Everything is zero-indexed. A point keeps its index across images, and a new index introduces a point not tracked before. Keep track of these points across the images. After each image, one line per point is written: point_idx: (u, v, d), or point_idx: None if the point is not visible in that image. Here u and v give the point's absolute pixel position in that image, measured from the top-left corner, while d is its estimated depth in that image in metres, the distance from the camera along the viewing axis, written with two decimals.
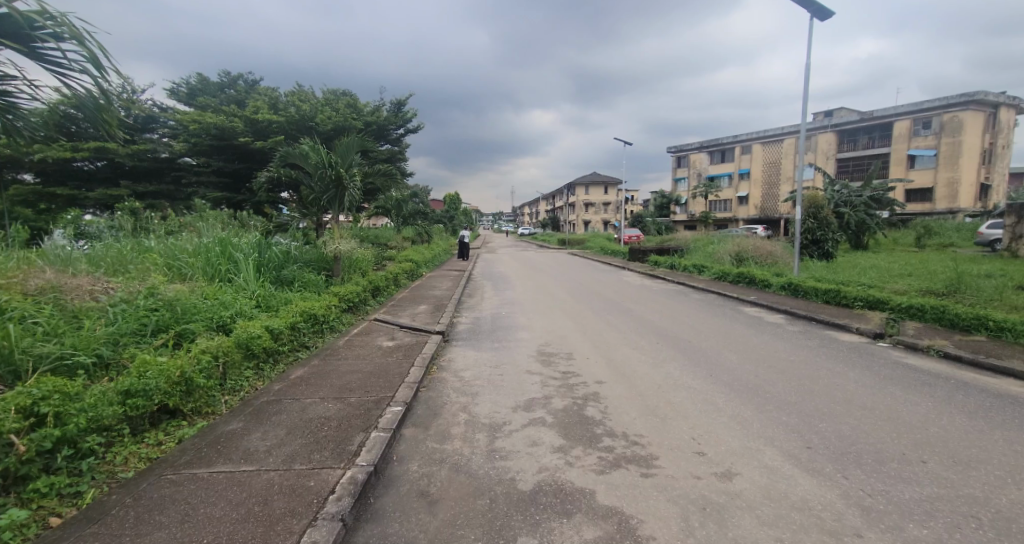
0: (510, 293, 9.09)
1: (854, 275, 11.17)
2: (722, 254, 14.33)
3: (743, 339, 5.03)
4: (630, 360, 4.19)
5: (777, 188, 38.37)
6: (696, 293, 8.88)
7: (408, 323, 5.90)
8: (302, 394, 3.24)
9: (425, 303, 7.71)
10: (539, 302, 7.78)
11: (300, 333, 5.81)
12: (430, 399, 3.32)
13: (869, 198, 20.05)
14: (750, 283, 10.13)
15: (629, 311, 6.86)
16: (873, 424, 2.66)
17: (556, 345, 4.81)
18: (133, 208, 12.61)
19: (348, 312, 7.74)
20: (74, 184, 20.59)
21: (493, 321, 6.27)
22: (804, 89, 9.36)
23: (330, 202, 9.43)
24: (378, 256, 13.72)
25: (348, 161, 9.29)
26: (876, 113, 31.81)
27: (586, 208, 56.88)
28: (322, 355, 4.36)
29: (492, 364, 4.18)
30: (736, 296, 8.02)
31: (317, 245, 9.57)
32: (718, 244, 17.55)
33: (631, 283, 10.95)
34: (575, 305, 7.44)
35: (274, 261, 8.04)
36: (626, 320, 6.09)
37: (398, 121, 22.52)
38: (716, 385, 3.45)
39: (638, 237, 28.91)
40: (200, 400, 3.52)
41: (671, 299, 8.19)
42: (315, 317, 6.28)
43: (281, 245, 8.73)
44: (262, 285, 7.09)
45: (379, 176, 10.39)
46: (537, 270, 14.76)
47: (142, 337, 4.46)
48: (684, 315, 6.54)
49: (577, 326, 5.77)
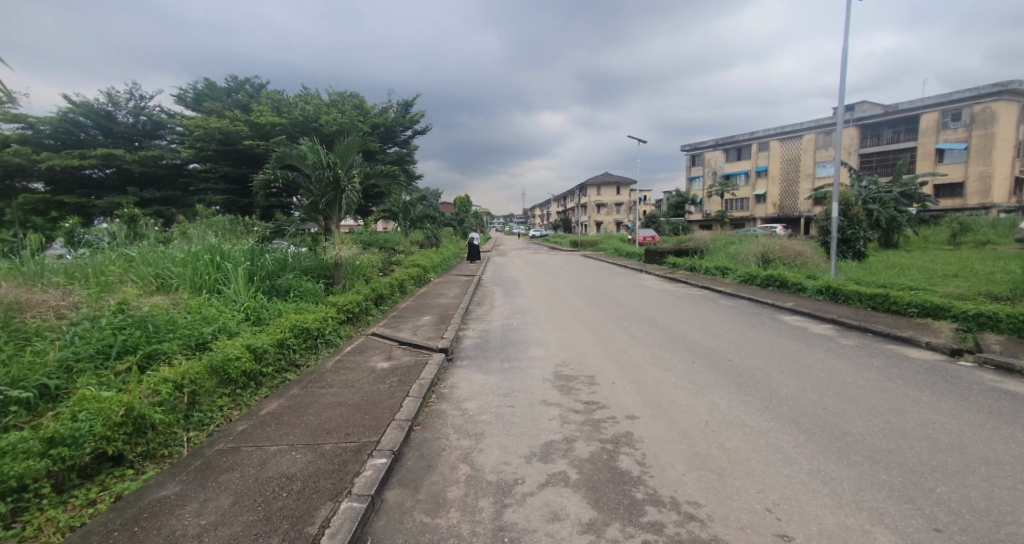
0: (521, 300, 8.47)
1: (895, 276, 10.29)
2: (746, 255, 13.54)
3: (793, 355, 4.34)
4: (664, 385, 3.54)
5: (796, 185, 37.19)
6: (724, 299, 8.14)
7: (408, 338, 5.32)
8: (270, 438, 2.65)
9: (430, 314, 7.12)
10: (553, 311, 7.15)
11: (291, 349, 5.28)
12: (424, 445, 2.70)
13: (899, 194, 19.06)
14: (782, 287, 9.37)
15: (653, 322, 6.20)
16: (1013, 490, 1.97)
17: (574, 367, 4.16)
18: (134, 215, 12.34)
19: (348, 324, 7.22)
20: (84, 191, 20.57)
21: (503, 334, 5.67)
22: (840, 76, 8.60)
23: (328, 205, 8.96)
24: (384, 261, 13.25)
25: (347, 162, 8.86)
26: (900, 106, 30.64)
27: (598, 208, 56.09)
28: (306, 380, 3.78)
29: (501, 392, 3.56)
30: (771, 302, 7.29)
31: (318, 251, 9.11)
32: (740, 244, 16.70)
33: (650, 288, 10.27)
34: (592, 315, 6.80)
35: (269, 269, 7.53)
36: (651, 333, 5.45)
37: (406, 122, 22.08)
38: (777, 423, 2.78)
39: (652, 238, 28.11)
40: (153, 442, 2.96)
41: (697, 306, 7.51)
42: (309, 331, 5.74)
43: (278, 252, 8.24)
44: (253, 296, 6.56)
45: (381, 178, 9.91)
46: (550, 274, 14.15)
47: (104, 360, 3.93)
48: (716, 325, 5.87)
49: (597, 341, 5.14)
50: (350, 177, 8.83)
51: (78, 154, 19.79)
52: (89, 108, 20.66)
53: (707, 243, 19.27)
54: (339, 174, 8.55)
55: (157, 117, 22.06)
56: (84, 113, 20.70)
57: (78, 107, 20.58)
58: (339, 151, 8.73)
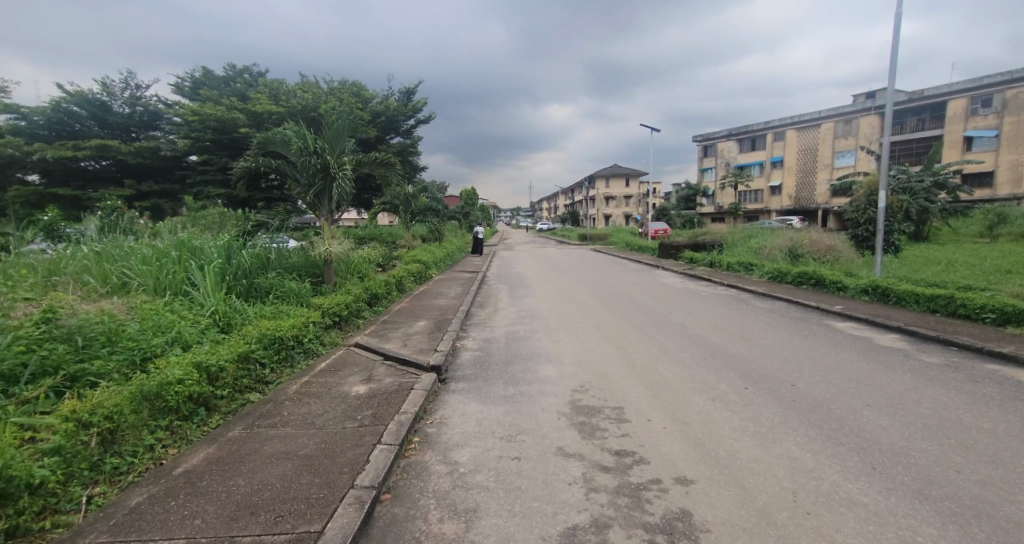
0: (528, 301, 7.62)
1: (942, 272, 9.31)
2: (770, 249, 12.59)
3: (871, 376, 3.45)
4: (718, 427, 2.69)
5: (813, 175, 35.87)
6: (757, 300, 7.24)
7: (395, 351, 4.50)
8: (168, 526, 1.82)
9: (426, 317, 6.31)
10: (565, 316, 6.31)
11: (259, 363, 4.49)
12: (389, 532, 1.87)
13: (931, 184, 17.92)
14: (818, 285, 8.46)
15: (682, 330, 5.36)
16: None
17: (596, 395, 3.32)
18: (118, 207, 11.67)
19: (334, 328, 6.47)
20: (78, 183, 19.95)
21: (508, 346, 4.85)
22: (892, 48, 7.60)
23: (317, 196, 8.16)
24: (383, 257, 12.52)
25: (337, 148, 8.06)
26: (926, 92, 29.25)
27: (607, 201, 54.99)
28: (254, 414, 2.93)
29: (504, 435, 2.73)
30: (814, 304, 6.40)
31: (306, 247, 8.35)
32: (761, 238, 15.74)
33: (668, 286, 9.40)
34: (610, 320, 5.96)
35: (246, 268, 6.72)
36: (684, 346, 4.60)
37: (408, 111, 21.24)
38: (907, 503, 1.90)
39: (664, 231, 27.16)
40: (28, 512, 2.17)
41: (727, 309, 6.65)
42: (284, 341, 4.97)
43: (260, 247, 7.46)
44: (224, 299, 5.76)
45: (375, 167, 9.10)
46: (558, 270, 13.31)
47: (10, 385, 3.16)
48: (756, 334, 5.00)
49: (620, 356, 4.29)
50: (341, 165, 8.03)
51: (72, 145, 19.18)
52: (83, 98, 20.03)
53: (724, 236, 18.29)
54: (328, 161, 7.75)
55: (152, 107, 21.36)
56: (79, 103, 20.08)
57: (72, 97, 19.93)
58: (328, 135, 7.93)
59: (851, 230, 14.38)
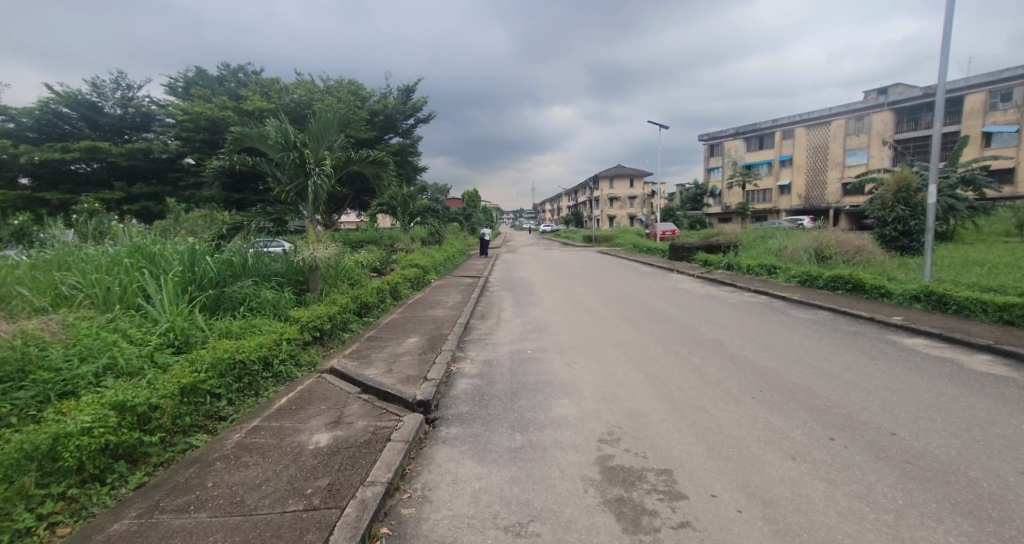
0: (534, 312, 6.80)
1: (989, 275, 8.46)
2: (792, 251, 11.76)
3: (997, 420, 2.60)
4: (821, 514, 1.86)
5: (824, 174, 34.96)
6: (794, 309, 6.41)
7: (374, 380, 3.69)
8: None
9: (420, 332, 5.52)
10: (578, 331, 5.47)
11: (213, 393, 3.70)
12: None
13: (957, 180, 17.03)
14: (857, 290, 7.62)
15: (717, 346, 4.54)
16: None
17: (631, 450, 2.50)
18: (95, 210, 10.94)
19: (312, 345, 5.68)
20: (67, 187, 19.29)
21: (513, 370, 4.04)
22: (945, 26, 6.77)
23: (298, 196, 7.40)
24: (376, 261, 11.75)
25: (320, 144, 7.31)
26: None
27: (611, 201, 54.10)
28: (164, 488, 2.11)
29: (511, 523, 1.91)
30: (866, 314, 5.56)
31: (289, 253, 7.57)
32: (779, 239, 14.88)
33: (687, 291, 8.56)
34: (631, 336, 5.12)
35: (217, 277, 5.91)
36: (728, 370, 3.78)
37: (407, 110, 20.50)
38: None
39: (672, 233, 26.36)
40: None
41: (762, 319, 5.82)
42: (249, 364, 4.18)
43: (235, 252, 6.66)
44: (185, 313, 4.95)
45: (365, 166, 8.27)
46: (563, 274, 12.50)
47: None
48: (811, 353, 4.17)
49: (654, 387, 3.46)
50: (321, 161, 7.25)
51: (60, 147, 18.53)
52: (72, 99, 19.39)
53: (737, 237, 17.41)
54: (304, 156, 6.98)
55: (144, 108, 20.74)
56: (67, 104, 19.44)
57: (61, 98, 19.30)
58: (310, 128, 7.20)
59: (877, 230, 13.50)
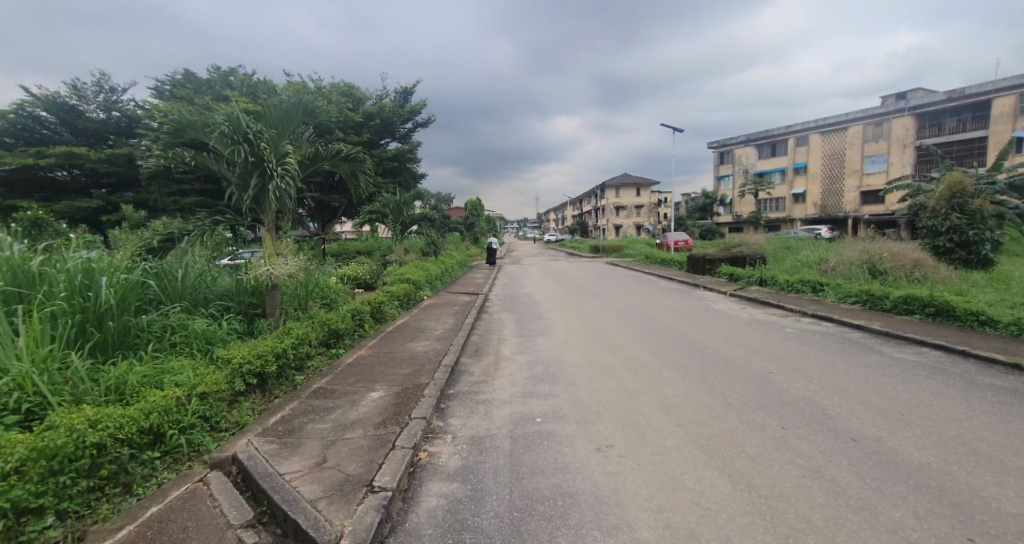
0: (544, 346, 5.31)
1: None
2: (838, 265, 10.23)
3: None
4: None
5: (840, 182, 33.53)
6: (885, 346, 4.88)
7: (287, 492, 2.24)
8: None
9: (389, 380, 4.09)
10: (605, 380, 4.00)
11: (23, 510, 2.26)
12: None
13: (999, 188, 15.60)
14: (947, 316, 6.11)
15: (816, 414, 3.05)
16: None
17: None
18: (41, 219, 9.60)
19: (248, 395, 4.30)
20: (43, 194, 18.09)
21: (516, 464, 2.58)
22: None
23: (257, 201, 6.03)
24: (362, 276, 10.35)
25: (282, 133, 5.93)
26: (965, 91, 28.04)
27: (618, 210, 52.57)
28: None
29: None
30: (1002, 358, 4.03)
31: (240, 269, 6.20)
32: (813, 251, 13.39)
33: (729, 315, 7.07)
34: (680, 391, 3.64)
35: (128, 303, 4.51)
36: (865, 473, 2.28)
37: (405, 112, 19.23)
38: None
39: (686, 243, 24.86)
40: None
41: (853, 362, 4.30)
42: (112, 448, 2.72)
43: (164, 270, 5.30)
44: (54, 359, 3.52)
45: (338, 162, 6.82)
46: (574, 290, 11.04)
47: None
48: (982, 434, 2.66)
49: (758, 517, 1.99)
50: (283, 157, 5.89)
51: (36, 152, 17.37)
52: (51, 102, 18.30)
53: (761, 248, 15.95)
54: (263, 153, 5.60)
55: (130, 112, 19.62)
56: (47, 107, 18.37)
57: (40, 101, 18.23)
58: (263, 112, 5.76)
59: (928, 240, 11.96)
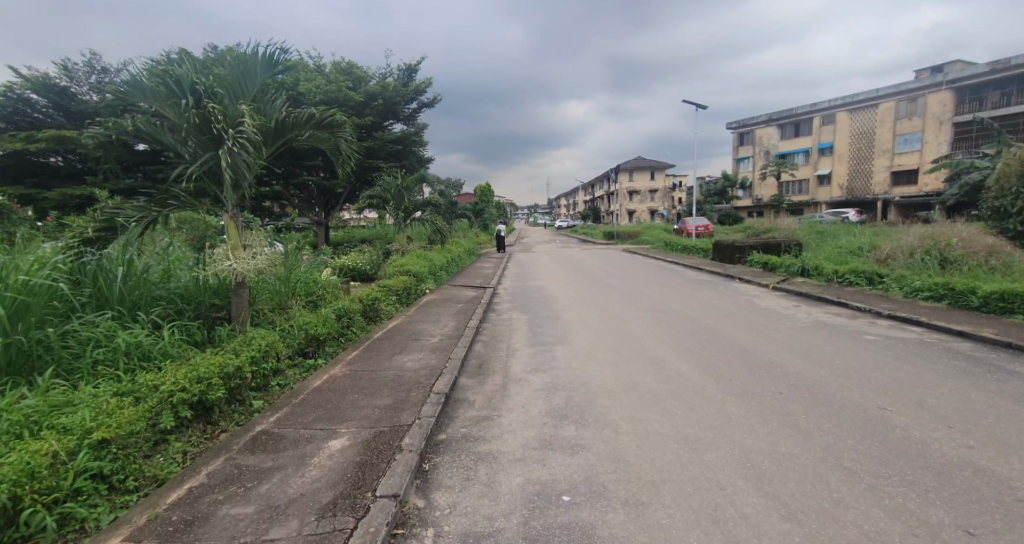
0: (564, 361, 4.23)
1: None
2: (897, 253, 8.92)
3: None
4: None
5: (869, 162, 31.59)
6: (1015, 363, 3.70)
7: None
8: None
9: (360, 418, 3.02)
10: (652, 422, 2.89)
11: None
12: None
13: None
14: None
15: (1008, 500, 1.92)
16: None
17: None
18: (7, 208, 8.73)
19: (184, 431, 3.25)
20: (35, 180, 17.35)
21: None
22: None
23: (212, 177, 4.89)
24: (359, 269, 9.32)
25: (237, 94, 4.79)
26: (1011, 62, 25.92)
27: (631, 195, 50.80)
28: None
29: None
30: None
31: (201, 265, 5.20)
32: (858, 236, 12.04)
33: (785, 315, 5.88)
34: (768, 444, 2.53)
35: (29, 311, 3.46)
36: None
37: (409, 91, 18.01)
38: None
39: (706, 229, 23.42)
40: None
41: (991, 391, 3.14)
42: None
43: (93, 265, 4.30)
44: None
45: (314, 131, 5.47)
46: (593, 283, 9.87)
47: None
48: None
49: None
50: (238, 121, 4.68)
51: (25, 136, 16.55)
52: (41, 83, 17.45)
53: (796, 234, 14.55)
54: (207, 111, 4.41)
55: None
56: (36, 89, 17.51)
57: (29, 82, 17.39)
58: (222, 70, 4.71)
59: (995, 223, 10.53)
